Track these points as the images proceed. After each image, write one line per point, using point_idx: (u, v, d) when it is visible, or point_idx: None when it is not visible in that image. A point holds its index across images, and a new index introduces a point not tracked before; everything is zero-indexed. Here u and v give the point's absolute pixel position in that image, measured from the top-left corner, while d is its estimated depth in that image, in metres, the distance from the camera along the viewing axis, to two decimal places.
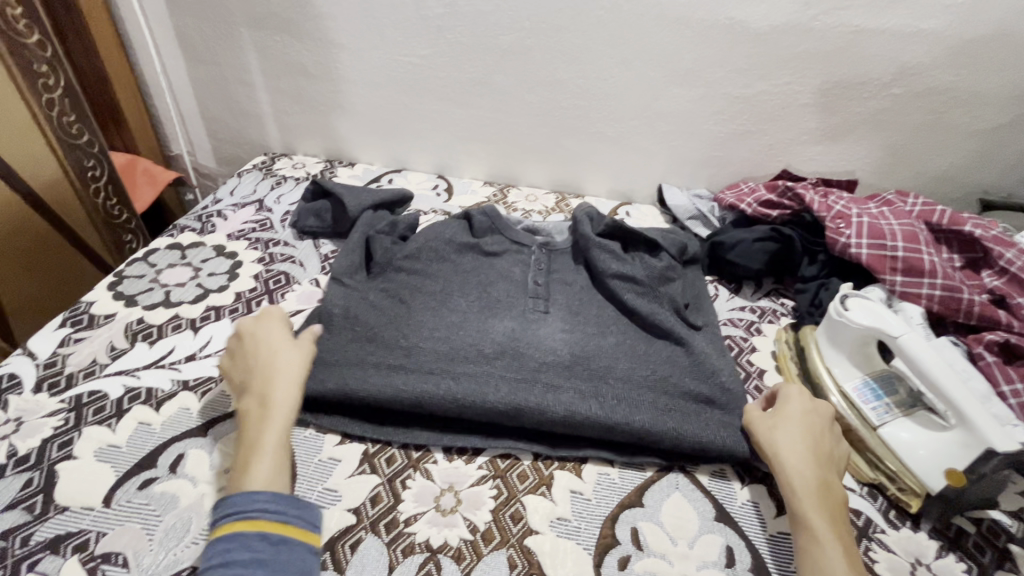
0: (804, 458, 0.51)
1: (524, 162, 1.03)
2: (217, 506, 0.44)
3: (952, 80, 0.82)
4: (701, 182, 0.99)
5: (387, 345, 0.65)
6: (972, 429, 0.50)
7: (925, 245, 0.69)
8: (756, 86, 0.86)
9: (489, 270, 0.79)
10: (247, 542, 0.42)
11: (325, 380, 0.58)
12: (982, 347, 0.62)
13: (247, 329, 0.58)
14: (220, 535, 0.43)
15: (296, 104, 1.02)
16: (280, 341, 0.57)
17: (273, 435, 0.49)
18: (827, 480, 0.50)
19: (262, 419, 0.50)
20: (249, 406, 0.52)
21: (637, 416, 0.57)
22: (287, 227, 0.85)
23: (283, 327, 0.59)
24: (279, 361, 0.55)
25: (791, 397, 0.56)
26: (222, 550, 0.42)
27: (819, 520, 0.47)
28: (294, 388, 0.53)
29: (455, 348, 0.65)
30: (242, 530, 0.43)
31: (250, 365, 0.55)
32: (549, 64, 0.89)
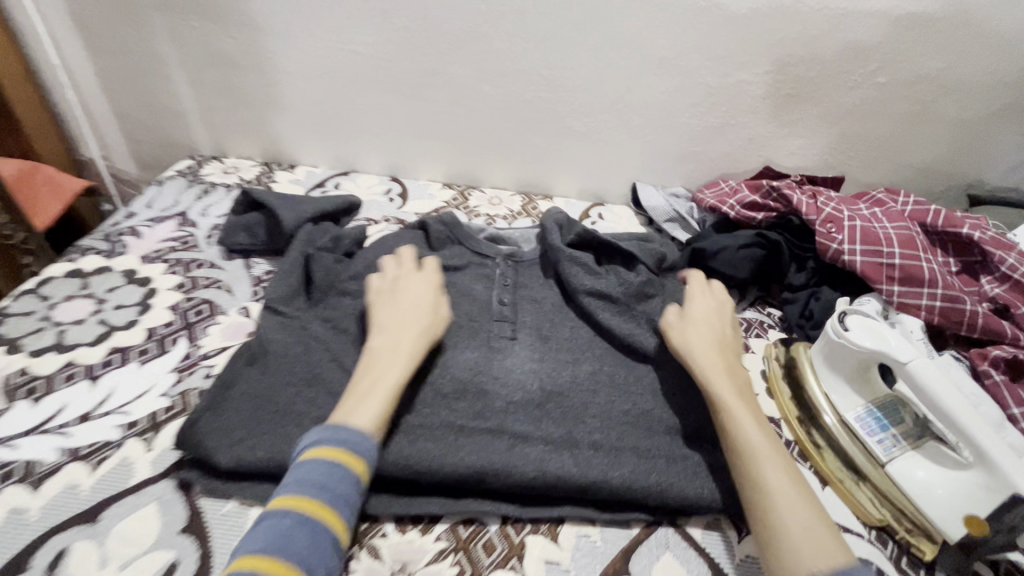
0: (711, 349, 0.56)
1: (487, 162, 0.93)
2: (328, 428, 0.45)
3: (940, 67, 0.77)
4: (677, 180, 0.92)
5: (330, 391, 0.55)
6: (992, 466, 0.45)
7: (922, 250, 0.64)
8: (735, 75, 0.79)
9: (451, 286, 0.70)
10: (345, 478, 0.43)
11: (256, 446, 0.48)
12: (987, 363, 0.57)
13: (405, 283, 0.62)
14: (322, 458, 0.43)
15: (223, 99, 0.90)
16: (430, 301, 0.60)
17: (395, 379, 0.51)
18: (731, 363, 0.56)
19: (393, 360, 0.53)
20: (381, 344, 0.54)
21: (619, 470, 0.50)
22: (214, 244, 0.74)
23: (436, 289, 0.62)
24: (424, 317, 0.58)
25: (693, 305, 0.63)
26: (322, 474, 0.42)
27: (729, 395, 0.51)
28: (424, 344, 0.56)
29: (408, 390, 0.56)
30: (346, 464, 0.43)
31: (400, 309, 0.58)
32: (509, 52, 0.79)
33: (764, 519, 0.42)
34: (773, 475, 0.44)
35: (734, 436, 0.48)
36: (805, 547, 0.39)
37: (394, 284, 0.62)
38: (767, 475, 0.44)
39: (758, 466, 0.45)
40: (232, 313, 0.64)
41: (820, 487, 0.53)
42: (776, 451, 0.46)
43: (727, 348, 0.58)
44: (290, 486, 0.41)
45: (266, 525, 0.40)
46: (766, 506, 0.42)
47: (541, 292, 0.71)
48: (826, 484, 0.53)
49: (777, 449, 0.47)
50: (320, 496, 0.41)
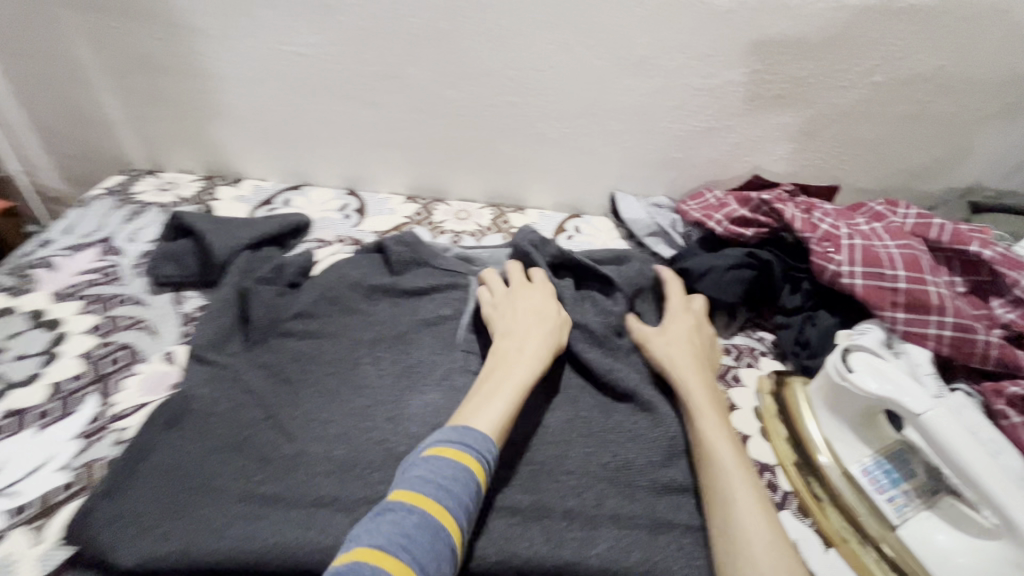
0: (690, 365, 0.56)
1: (452, 171, 0.85)
2: (457, 430, 0.45)
3: (942, 64, 0.70)
4: (659, 188, 0.85)
5: (260, 458, 0.48)
6: (1022, 538, 0.39)
7: (929, 272, 0.58)
8: (721, 75, 0.72)
9: (411, 317, 0.62)
10: (467, 484, 0.41)
11: (166, 536, 0.41)
12: (1003, 402, 0.51)
13: (525, 288, 0.62)
14: (448, 459, 0.42)
15: (156, 107, 0.81)
16: (547, 304, 0.60)
17: (518, 381, 0.51)
18: (710, 381, 0.55)
19: (515, 364, 0.53)
20: (504, 347, 0.55)
21: (595, 545, 0.44)
22: (140, 276, 0.66)
23: (550, 292, 0.62)
24: (542, 321, 0.57)
25: (672, 322, 0.61)
26: (447, 476, 0.41)
27: (709, 413, 0.51)
28: (547, 348, 0.55)
29: (354, 453, 0.49)
30: (470, 470, 0.42)
31: (517, 315, 0.58)
32: (471, 52, 0.71)
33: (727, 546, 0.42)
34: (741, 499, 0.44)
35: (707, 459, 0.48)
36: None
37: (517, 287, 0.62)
38: (736, 500, 0.44)
39: (726, 490, 0.45)
40: (155, 361, 0.56)
41: (822, 550, 0.46)
42: (746, 474, 0.46)
43: (706, 364, 0.57)
44: (417, 482, 0.40)
45: (389, 519, 0.38)
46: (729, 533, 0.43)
47: None
48: (830, 544, 0.47)
49: (749, 473, 0.47)
50: (442, 499, 0.40)
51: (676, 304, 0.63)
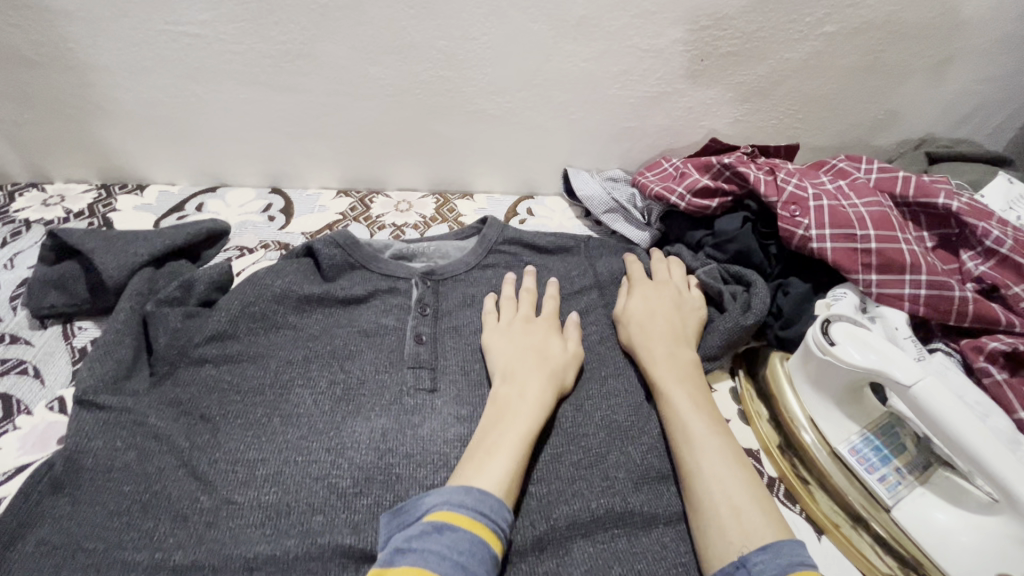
0: (659, 340, 0.53)
1: (386, 159, 0.77)
2: (473, 492, 0.39)
3: (892, 10, 0.67)
4: (613, 162, 0.80)
5: (171, 512, 0.40)
6: (1022, 509, 0.36)
7: (898, 229, 0.54)
8: (667, 34, 0.66)
9: (348, 327, 0.56)
10: (485, 562, 0.36)
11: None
12: (983, 358, 0.49)
13: (529, 323, 0.56)
14: (461, 527, 0.36)
15: (27, 108, 0.69)
16: (553, 345, 0.53)
17: (522, 431, 0.44)
18: (679, 350, 0.53)
19: (514, 411, 0.46)
20: (505, 391, 0.48)
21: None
22: (19, 309, 0.56)
23: (559, 333, 0.55)
24: (545, 361, 0.51)
25: (640, 295, 0.58)
26: (467, 554, 0.35)
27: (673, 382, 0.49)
28: (550, 393, 0.48)
29: (289, 495, 0.42)
30: (486, 543, 0.37)
31: (520, 355, 0.52)
32: (391, 22, 0.63)
33: (698, 521, 0.40)
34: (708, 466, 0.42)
35: (677, 433, 0.45)
36: (729, 527, 0.38)
37: (519, 321, 0.56)
38: (703, 474, 0.42)
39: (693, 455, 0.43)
40: (37, 409, 0.47)
41: (815, 539, 0.44)
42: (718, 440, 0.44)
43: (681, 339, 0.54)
44: (428, 558, 0.34)
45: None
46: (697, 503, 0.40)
47: (468, 323, 0.58)
48: (822, 532, 0.45)
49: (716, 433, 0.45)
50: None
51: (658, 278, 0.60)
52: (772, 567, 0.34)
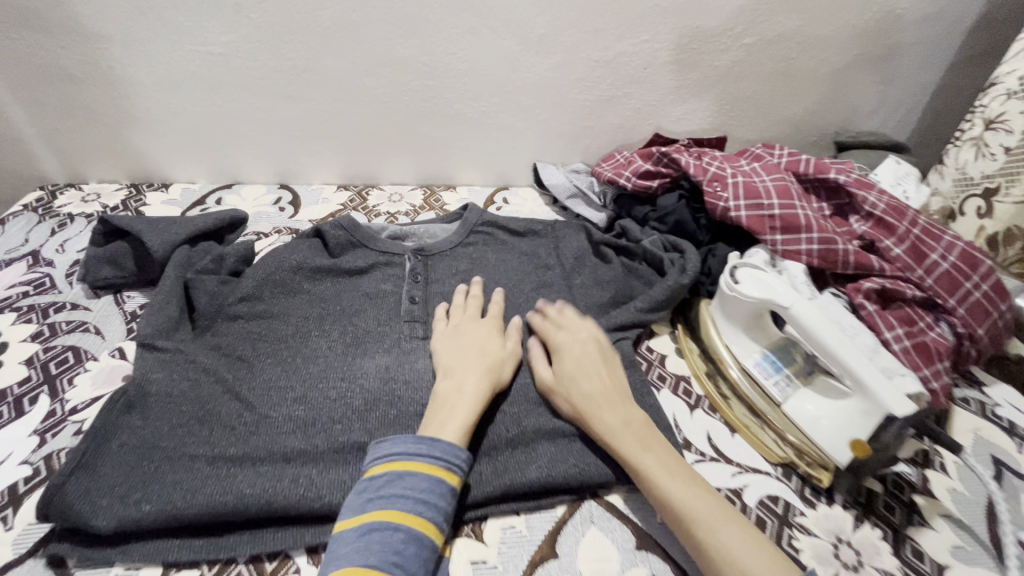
0: (605, 404, 0.52)
1: (380, 156, 0.89)
2: (423, 441, 0.47)
3: (798, 25, 0.81)
4: (576, 156, 0.93)
5: (224, 424, 0.51)
6: (865, 390, 0.49)
7: (797, 199, 0.68)
8: (615, 47, 0.80)
9: (354, 292, 0.67)
10: (444, 494, 0.45)
11: (141, 501, 0.44)
12: (861, 296, 0.62)
13: (470, 326, 0.61)
14: (419, 475, 0.45)
15: (69, 118, 0.80)
16: (493, 344, 0.59)
17: (463, 412, 0.50)
18: (627, 409, 0.52)
19: (454, 399, 0.52)
20: (445, 381, 0.54)
21: (533, 464, 0.51)
22: (75, 282, 0.66)
23: (500, 333, 0.61)
24: (484, 356, 0.57)
25: (562, 362, 0.56)
26: (426, 490, 0.44)
27: (637, 451, 0.48)
28: (485, 384, 0.54)
29: (315, 410, 0.53)
30: (443, 479, 0.45)
31: (461, 350, 0.58)
32: (383, 41, 0.75)
33: None
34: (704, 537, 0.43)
35: (663, 505, 0.45)
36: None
37: (462, 328, 0.61)
38: (704, 545, 0.42)
39: (689, 525, 0.44)
40: (103, 356, 0.58)
41: (729, 435, 0.57)
42: (705, 499, 0.45)
43: (624, 392, 0.54)
44: (394, 503, 0.43)
45: (377, 540, 0.41)
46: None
47: (453, 287, 0.70)
48: (735, 431, 0.57)
49: (699, 493, 0.45)
50: (421, 513, 0.43)
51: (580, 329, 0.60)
52: None
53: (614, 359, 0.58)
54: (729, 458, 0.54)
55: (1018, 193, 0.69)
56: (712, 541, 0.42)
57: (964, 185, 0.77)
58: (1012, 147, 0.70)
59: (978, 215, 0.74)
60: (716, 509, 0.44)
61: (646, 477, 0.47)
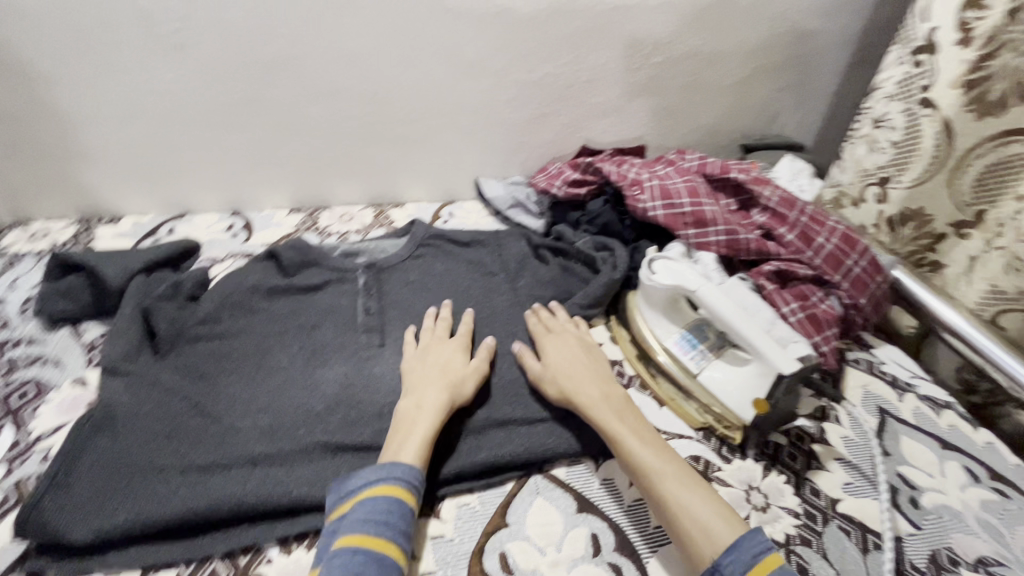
0: (585, 381, 0.59)
1: (329, 179, 0.94)
2: (382, 466, 0.49)
3: (700, 44, 0.91)
4: (515, 169, 1.00)
5: (193, 437, 0.54)
6: (762, 356, 0.57)
7: (705, 197, 0.77)
8: (540, 69, 0.88)
9: (311, 308, 0.71)
10: (403, 514, 0.47)
11: (115, 512, 0.48)
12: (763, 278, 0.71)
13: (438, 344, 0.64)
14: (378, 499, 0.47)
15: (14, 159, 0.81)
16: (456, 360, 0.61)
17: (423, 430, 0.53)
18: (606, 387, 0.59)
19: (415, 417, 0.54)
20: (408, 400, 0.56)
21: (483, 448, 0.57)
22: (30, 318, 0.68)
23: (465, 351, 0.63)
24: (447, 373, 0.59)
25: (547, 348, 0.64)
26: (385, 512, 0.46)
27: (613, 420, 0.55)
28: (447, 400, 0.56)
29: (280, 418, 0.57)
30: (402, 500, 0.48)
31: (425, 369, 0.60)
32: (325, 71, 0.80)
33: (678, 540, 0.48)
34: (669, 495, 0.49)
35: (633, 467, 0.52)
36: (705, 535, 0.46)
37: (428, 347, 0.63)
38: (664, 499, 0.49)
39: (653, 481, 0.50)
40: (64, 386, 0.60)
41: (658, 408, 0.64)
42: (668, 460, 0.52)
43: (602, 374, 0.61)
44: (355, 529, 0.45)
45: (339, 566, 0.43)
46: (673, 525, 0.48)
47: (404, 297, 0.75)
48: (663, 404, 0.64)
49: (662, 456, 0.52)
50: (382, 535, 0.45)
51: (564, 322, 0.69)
52: (738, 565, 0.44)
53: (593, 350, 0.65)
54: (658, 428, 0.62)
55: (908, 181, 0.76)
56: (673, 494, 0.49)
57: (864, 176, 0.82)
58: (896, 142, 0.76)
59: (878, 200, 0.81)
60: (676, 469, 0.51)
61: (619, 441, 0.53)
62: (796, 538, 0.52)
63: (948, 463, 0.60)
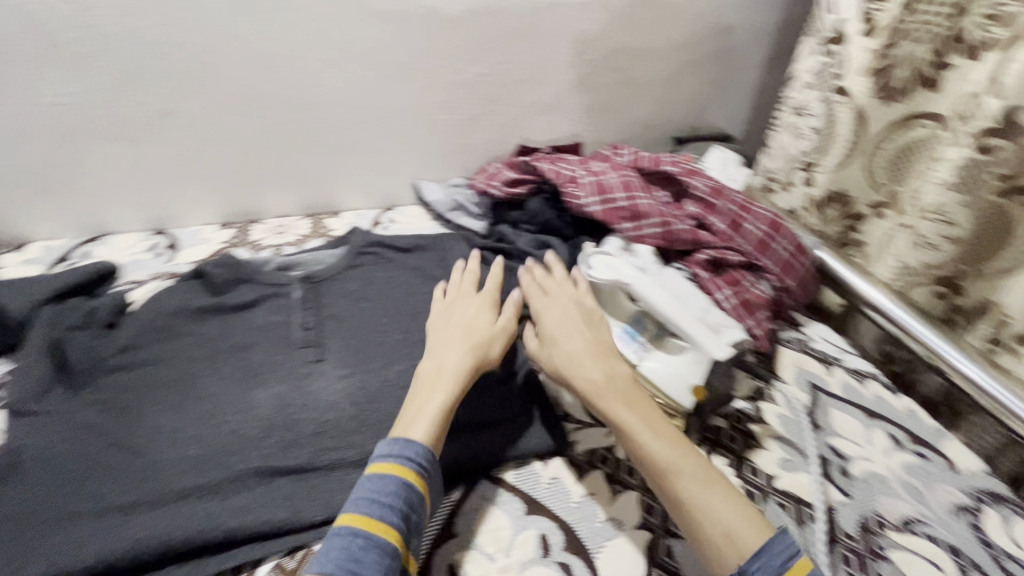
0: (589, 365, 0.56)
1: (260, 190, 0.90)
2: (398, 441, 0.49)
3: (628, 41, 0.93)
4: (455, 171, 0.99)
5: (112, 476, 0.51)
6: (695, 343, 0.59)
7: (639, 191, 0.78)
8: (471, 70, 0.87)
9: (243, 327, 0.67)
10: (410, 497, 0.46)
11: (25, 567, 0.46)
12: (697, 266, 0.73)
13: (462, 303, 0.64)
14: (387, 478, 0.47)
15: None
16: (481, 320, 0.61)
17: (441, 397, 0.53)
18: (613, 367, 0.56)
19: (434, 382, 0.55)
20: (429, 364, 0.57)
21: None
22: None
23: (493, 307, 0.64)
24: (470, 334, 0.59)
25: (547, 322, 0.61)
26: (393, 494, 0.46)
27: (622, 411, 0.53)
28: (469, 362, 0.57)
29: (210, 446, 0.54)
30: (410, 482, 0.47)
31: (450, 328, 0.60)
32: (245, 78, 0.77)
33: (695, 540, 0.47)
34: (687, 493, 0.48)
35: (646, 463, 0.50)
36: (721, 538, 0.45)
37: (453, 306, 0.64)
38: (680, 500, 0.48)
39: (668, 480, 0.49)
40: None
41: None
42: (683, 454, 0.50)
43: (607, 351, 0.58)
44: (360, 508, 0.45)
45: (337, 546, 0.43)
46: (689, 526, 0.47)
47: (343, 308, 0.72)
48: None
49: (677, 450, 0.50)
50: (385, 517, 0.44)
51: (564, 288, 0.65)
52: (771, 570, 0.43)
53: (597, 318, 0.62)
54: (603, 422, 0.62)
55: (830, 164, 0.79)
56: (688, 496, 0.47)
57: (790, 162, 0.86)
58: (816, 127, 0.80)
59: (804, 183, 0.84)
60: (692, 465, 0.49)
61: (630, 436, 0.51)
62: None
63: (874, 431, 0.63)
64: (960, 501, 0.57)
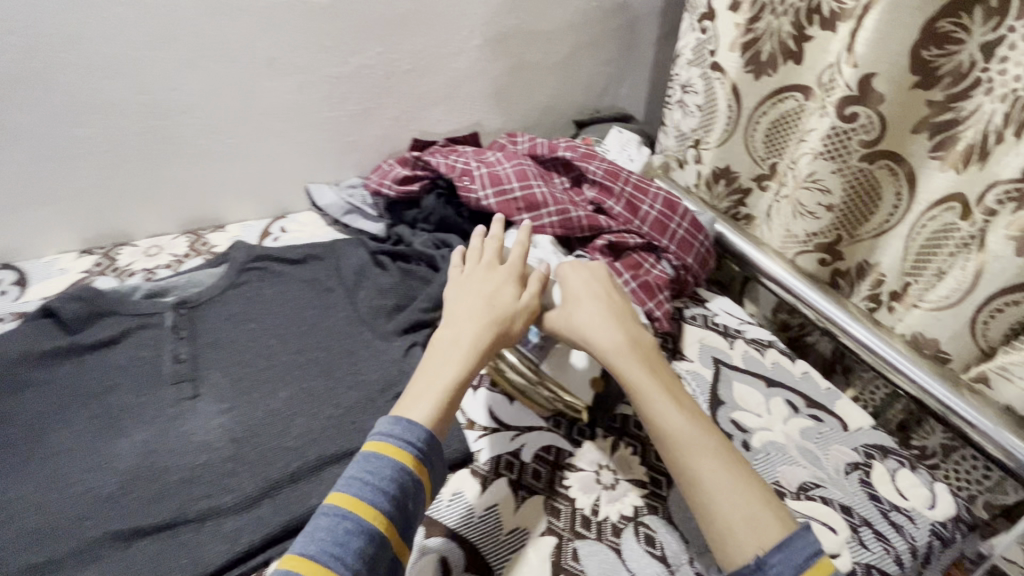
0: (611, 332, 0.56)
1: (125, 208, 0.80)
2: (404, 423, 0.45)
3: (518, 23, 0.90)
4: (349, 171, 0.93)
5: None
6: None
7: (534, 179, 0.75)
8: (351, 62, 0.81)
9: (101, 368, 0.60)
10: (408, 484, 0.43)
11: None
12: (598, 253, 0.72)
13: (482, 270, 0.59)
14: (386, 459, 0.43)
15: None
16: (506, 293, 0.57)
17: (449, 377, 0.49)
18: (638, 339, 0.57)
19: (447, 357, 0.51)
20: (444, 336, 0.53)
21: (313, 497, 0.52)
22: None
23: (518, 281, 0.58)
24: (492, 306, 0.55)
25: (573, 285, 0.60)
26: (388, 478, 0.42)
27: (647, 380, 0.53)
28: (486, 337, 0.52)
29: (57, 514, 0.48)
30: (407, 468, 0.43)
31: (471, 297, 0.56)
32: (85, 84, 0.67)
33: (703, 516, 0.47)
34: (705, 470, 0.47)
35: (663, 431, 0.50)
36: (733, 515, 0.45)
37: (473, 274, 0.59)
38: (697, 473, 0.48)
39: (687, 452, 0.49)
40: None
41: (509, 404, 0.61)
42: (703, 428, 0.50)
43: (631, 322, 0.58)
44: (354, 487, 0.42)
45: (325, 526, 0.40)
46: (701, 502, 0.47)
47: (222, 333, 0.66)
48: (513, 399, 0.61)
49: (697, 424, 0.50)
50: (377, 502, 0.41)
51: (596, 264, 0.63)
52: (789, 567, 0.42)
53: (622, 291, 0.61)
54: (509, 425, 0.59)
55: (714, 140, 0.80)
56: (706, 470, 0.47)
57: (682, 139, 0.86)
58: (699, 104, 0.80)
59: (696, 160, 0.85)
60: (710, 441, 0.49)
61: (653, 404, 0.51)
62: (644, 508, 0.54)
63: (774, 401, 0.65)
64: (851, 458, 0.60)
